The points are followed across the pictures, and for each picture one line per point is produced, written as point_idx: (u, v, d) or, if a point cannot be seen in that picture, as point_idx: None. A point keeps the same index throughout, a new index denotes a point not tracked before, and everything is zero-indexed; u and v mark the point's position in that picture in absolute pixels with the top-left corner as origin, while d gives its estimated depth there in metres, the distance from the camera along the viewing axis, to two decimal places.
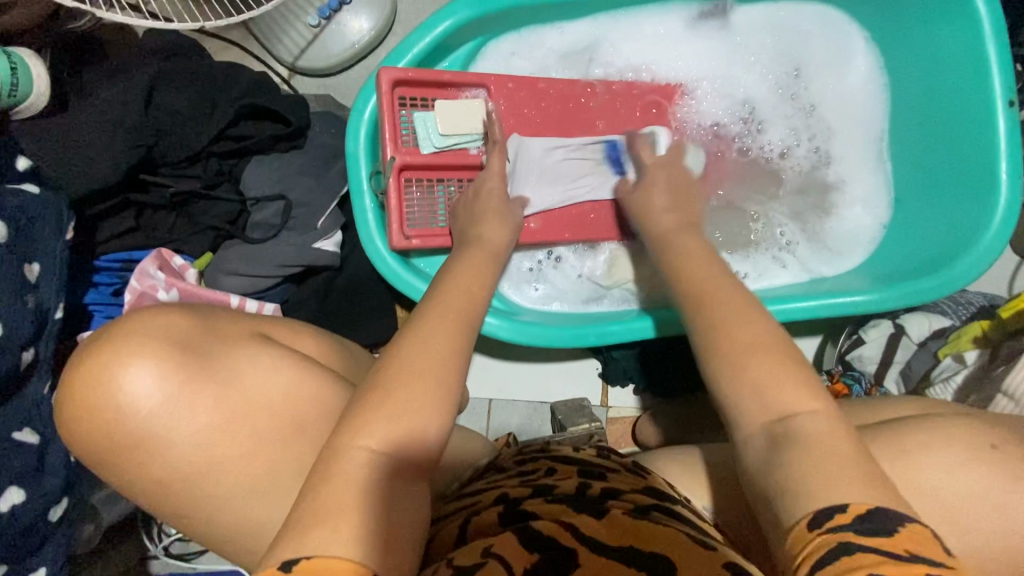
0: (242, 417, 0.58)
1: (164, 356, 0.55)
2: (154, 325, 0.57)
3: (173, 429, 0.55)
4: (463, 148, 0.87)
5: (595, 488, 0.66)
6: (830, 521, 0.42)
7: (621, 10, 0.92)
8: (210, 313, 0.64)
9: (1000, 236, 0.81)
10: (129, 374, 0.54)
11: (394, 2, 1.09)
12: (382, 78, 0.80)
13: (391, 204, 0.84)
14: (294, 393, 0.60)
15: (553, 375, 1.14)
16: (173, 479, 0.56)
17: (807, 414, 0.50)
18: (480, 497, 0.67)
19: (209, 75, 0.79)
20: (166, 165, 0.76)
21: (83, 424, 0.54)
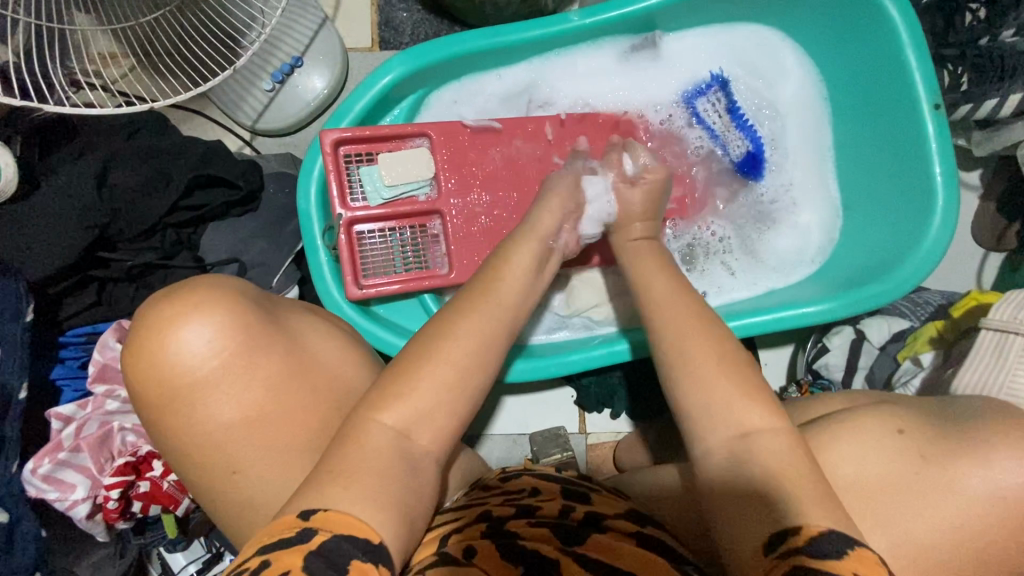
0: (303, 372, 0.69)
1: (245, 308, 0.67)
2: (236, 285, 0.70)
3: (247, 369, 0.66)
4: (411, 195, 0.90)
5: (578, 511, 0.67)
6: (784, 547, 0.50)
7: (556, 50, 0.96)
8: (272, 294, 0.75)
9: (939, 242, 0.83)
10: (207, 326, 0.65)
11: (345, 60, 1.14)
12: (325, 139, 0.85)
13: (345, 257, 0.87)
14: (343, 359, 0.73)
15: (529, 406, 1.14)
16: (231, 421, 0.65)
17: (764, 436, 0.56)
18: (463, 513, 0.67)
19: (161, 152, 0.83)
20: (124, 241, 0.80)
21: (162, 365, 0.64)
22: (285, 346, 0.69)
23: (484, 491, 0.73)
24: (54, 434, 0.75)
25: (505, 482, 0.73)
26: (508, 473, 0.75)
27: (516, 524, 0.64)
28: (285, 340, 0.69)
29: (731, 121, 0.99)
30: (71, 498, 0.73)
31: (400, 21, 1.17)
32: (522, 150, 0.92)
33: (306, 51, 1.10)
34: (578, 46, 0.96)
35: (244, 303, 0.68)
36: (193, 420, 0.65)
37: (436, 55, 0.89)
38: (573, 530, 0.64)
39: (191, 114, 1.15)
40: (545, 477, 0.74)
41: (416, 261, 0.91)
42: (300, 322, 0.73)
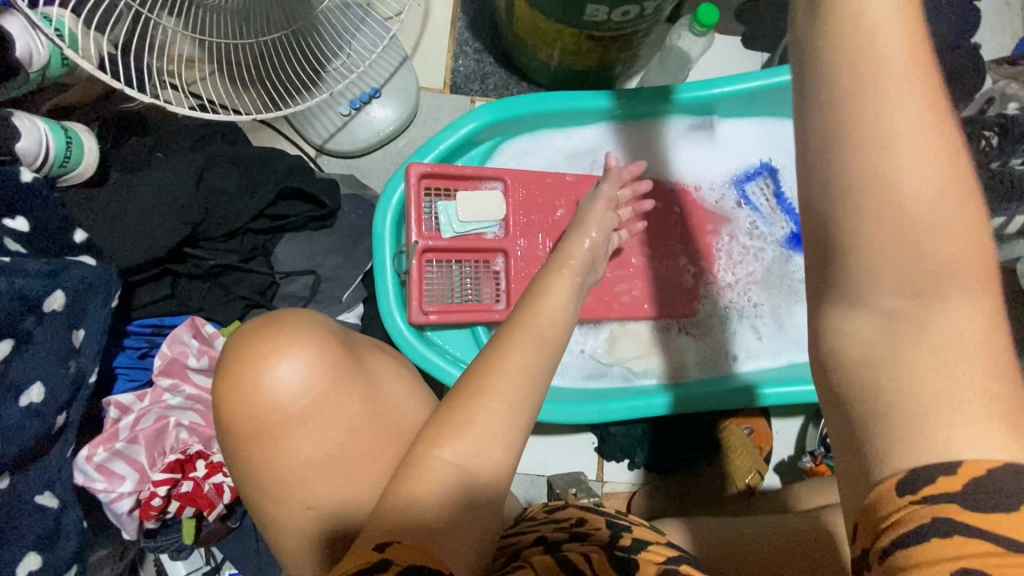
0: (382, 418, 0.61)
1: (323, 350, 0.59)
2: (316, 318, 0.62)
3: (319, 415, 0.58)
4: (480, 233, 0.95)
5: (626, 539, 0.67)
6: (927, 490, 0.39)
7: (623, 119, 1.05)
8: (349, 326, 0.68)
9: None
10: (300, 360, 0.58)
11: (417, 98, 1.21)
12: (411, 171, 0.88)
13: (412, 281, 0.89)
14: (424, 403, 0.65)
15: (551, 449, 1.16)
16: (291, 473, 0.58)
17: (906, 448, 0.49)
18: (519, 538, 0.69)
19: (254, 160, 0.87)
20: (206, 240, 0.82)
21: (245, 401, 0.57)
22: (367, 388, 0.61)
23: (534, 521, 0.75)
24: (110, 423, 0.75)
25: (553, 513, 0.75)
26: (552, 506, 0.78)
27: (570, 544, 0.66)
28: (368, 380, 0.61)
29: (777, 205, 1.09)
30: (117, 490, 0.72)
31: (471, 70, 1.25)
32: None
33: (384, 85, 1.17)
34: (642, 119, 1.05)
35: (334, 339, 0.61)
36: (261, 468, 0.58)
37: (521, 109, 0.97)
38: (623, 555, 0.64)
39: (260, 125, 1.19)
40: (591, 510, 0.75)
41: (476, 295, 0.95)
42: (381, 361, 0.65)
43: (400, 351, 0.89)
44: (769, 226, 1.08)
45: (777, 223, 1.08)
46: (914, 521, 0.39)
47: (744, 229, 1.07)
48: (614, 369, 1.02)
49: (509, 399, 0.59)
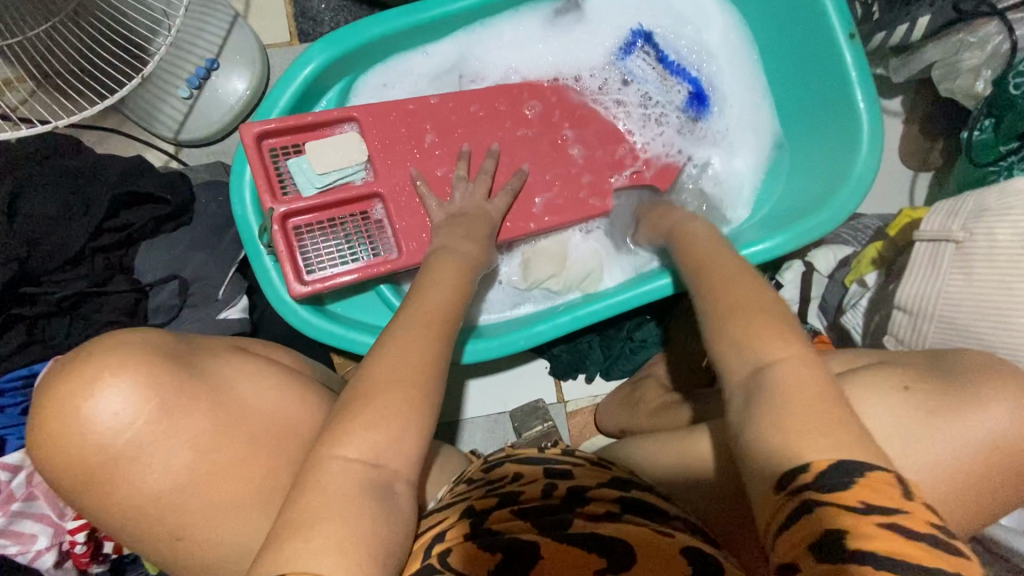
0: (236, 421, 0.58)
1: (145, 369, 0.54)
2: (132, 338, 0.56)
3: (165, 439, 0.53)
4: (347, 182, 0.86)
5: (561, 488, 0.64)
6: (795, 482, 0.45)
7: (479, 21, 0.94)
8: (187, 335, 0.63)
9: (869, 166, 0.84)
10: (120, 384, 0.52)
11: (265, 58, 1.09)
12: (246, 134, 0.80)
13: (282, 253, 0.81)
14: (284, 394, 0.62)
15: (506, 385, 1.14)
16: (148, 507, 0.54)
17: (782, 362, 0.51)
18: (448, 513, 0.62)
19: (77, 174, 0.78)
20: (48, 273, 0.75)
21: (66, 447, 0.51)
22: (212, 396, 0.57)
23: (466, 486, 0.69)
24: (0, 486, 0.69)
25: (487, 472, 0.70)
26: (489, 463, 0.72)
27: (500, 515, 0.59)
28: (210, 386, 0.57)
29: (665, 71, 1.00)
30: (34, 548, 0.70)
31: (317, 12, 1.12)
32: (461, 124, 0.90)
33: (220, 54, 1.04)
34: (500, 16, 0.95)
35: (159, 353, 0.56)
36: (113, 504, 0.53)
37: (358, 38, 0.86)
38: (557, 510, 0.60)
39: (106, 135, 1.08)
40: (525, 462, 0.71)
41: (365, 251, 0.88)
42: (228, 363, 0.61)
43: (302, 332, 0.85)
44: (664, 97, 1.00)
45: (670, 95, 1.00)
46: (795, 509, 0.44)
47: (636, 108, 1.00)
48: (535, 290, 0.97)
49: (384, 377, 0.56)
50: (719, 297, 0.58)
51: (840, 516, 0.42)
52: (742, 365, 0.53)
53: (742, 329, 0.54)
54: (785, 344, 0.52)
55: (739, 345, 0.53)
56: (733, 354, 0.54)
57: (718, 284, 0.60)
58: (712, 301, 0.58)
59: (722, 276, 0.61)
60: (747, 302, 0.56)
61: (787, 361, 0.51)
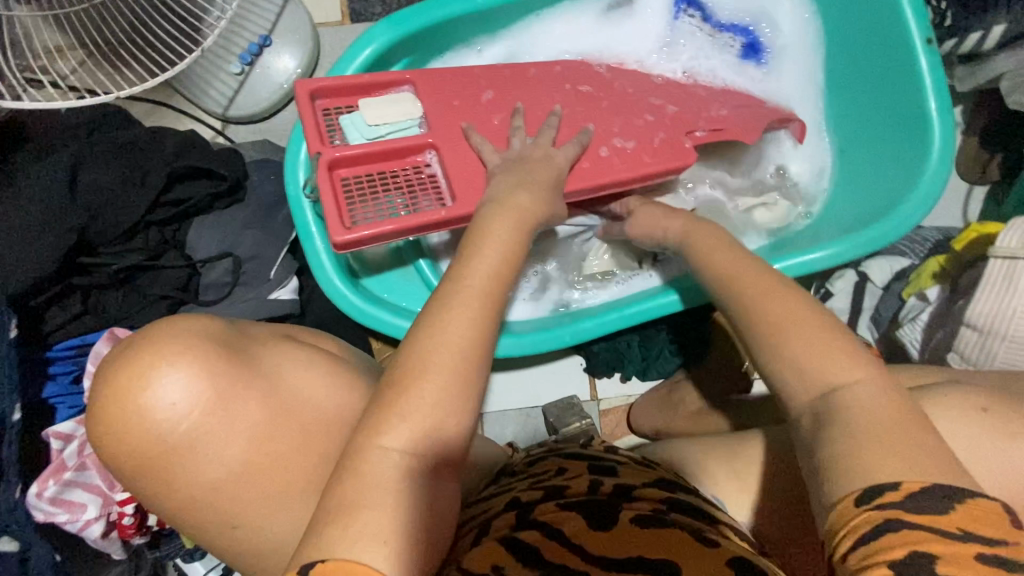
0: (288, 414, 0.57)
1: (198, 359, 0.53)
2: (183, 327, 0.55)
3: (222, 429, 0.53)
4: (401, 133, 0.79)
5: (607, 485, 0.61)
6: (875, 497, 0.42)
7: (535, 14, 0.93)
8: (238, 320, 0.63)
9: (938, 175, 0.81)
10: (177, 374, 0.51)
11: (317, 36, 1.07)
12: (301, 89, 0.77)
13: (324, 197, 0.73)
14: (332, 384, 0.61)
15: (541, 379, 1.13)
16: (207, 491, 0.54)
17: (854, 383, 0.49)
18: (490, 505, 0.63)
19: (135, 146, 0.78)
20: (105, 244, 0.75)
21: (126, 434, 0.51)
22: (265, 386, 0.56)
23: (510, 478, 0.69)
24: (55, 455, 0.70)
25: (530, 466, 0.70)
26: (533, 458, 0.72)
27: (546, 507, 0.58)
28: (263, 376, 0.57)
29: (713, 29, 0.96)
30: (83, 518, 0.70)
31: None
32: (518, 92, 0.85)
33: (273, 30, 1.03)
34: (555, 8, 0.93)
35: (211, 341, 0.55)
36: (176, 479, 0.53)
37: (418, 21, 0.85)
38: (601, 505, 0.58)
39: (154, 107, 1.07)
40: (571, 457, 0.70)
41: (416, 207, 0.77)
42: (279, 349, 0.61)
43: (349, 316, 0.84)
44: (733, 76, 0.96)
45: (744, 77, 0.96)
46: (868, 527, 0.42)
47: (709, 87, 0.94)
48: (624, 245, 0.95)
49: (446, 361, 0.51)
50: (778, 306, 0.54)
51: (929, 538, 0.40)
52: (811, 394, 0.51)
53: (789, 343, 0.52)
54: (858, 364, 0.50)
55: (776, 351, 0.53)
56: (796, 379, 0.51)
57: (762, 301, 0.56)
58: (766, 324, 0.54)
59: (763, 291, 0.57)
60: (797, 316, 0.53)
61: (858, 383, 0.49)
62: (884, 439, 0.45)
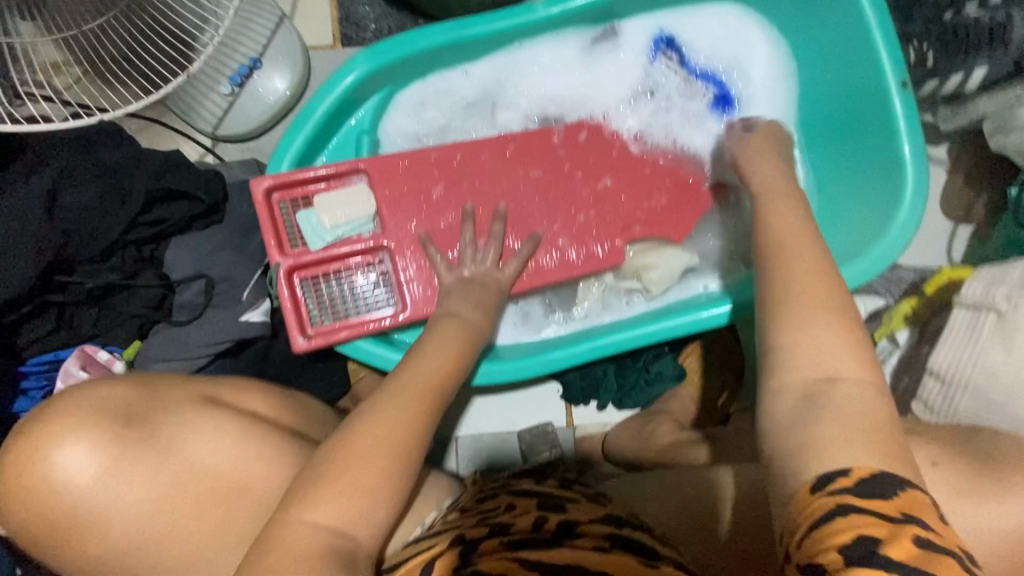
0: (189, 482, 0.59)
1: (96, 430, 0.56)
2: (87, 397, 0.59)
3: (116, 500, 0.56)
4: (355, 233, 0.83)
5: (552, 522, 0.61)
6: (832, 484, 0.43)
7: (520, 42, 0.93)
8: (153, 381, 0.64)
9: (911, 220, 0.81)
10: (77, 448, 0.55)
11: (307, 60, 1.10)
12: (256, 187, 0.78)
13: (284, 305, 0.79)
14: (241, 455, 0.61)
15: (519, 405, 1.12)
16: (117, 555, 0.57)
17: (852, 380, 0.49)
18: (435, 540, 0.62)
19: (116, 166, 0.79)
20: (81, 264, 0.76)
21: (33, 502, 0.55)
22: (161, 456, 0.59)
23: (459, 515, 0.69)
24: None
25: (479, 505, 0.69)
26: (483, 496, 0.72)
27: (488, 546, 0.58)
28: (160, 448, 0.59)
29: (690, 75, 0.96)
30: None
31: (360, 16, 1.13)
32: None
33: (264, 53, 1.05)
34: (539, 38, 0.93)
35: (112, 413, 0.58)
36: (85, 543, 0.56)
37: (400, 50, 0.86)
38: (546, 543, 0.57)
39: (147, 124, 1.10)
40: (521, 494, 0.70)
41: (368, 305, 0.83)
42: (188, 418, 0.62)
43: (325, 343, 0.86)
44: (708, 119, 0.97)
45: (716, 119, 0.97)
46: (823, 508, 0.43)
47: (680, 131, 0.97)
48: (632, 267, 0.92)
49: (382, 445, 0.54)
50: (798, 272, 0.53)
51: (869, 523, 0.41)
52: (816, 371, 0.49)
53: (803, 313, 0.51)
54: (864, 366, 0.49)
55: (785, 311, 0.52)
56: (808, 356, 0.50)
57: (793, 265, 0.54)
58: (778, 290, 0.53)
59: (787, 249, 0.56)
60: (816, 282, 0.52)
61: (856, 382, 0.49)
62: (854, 429, 0.46)
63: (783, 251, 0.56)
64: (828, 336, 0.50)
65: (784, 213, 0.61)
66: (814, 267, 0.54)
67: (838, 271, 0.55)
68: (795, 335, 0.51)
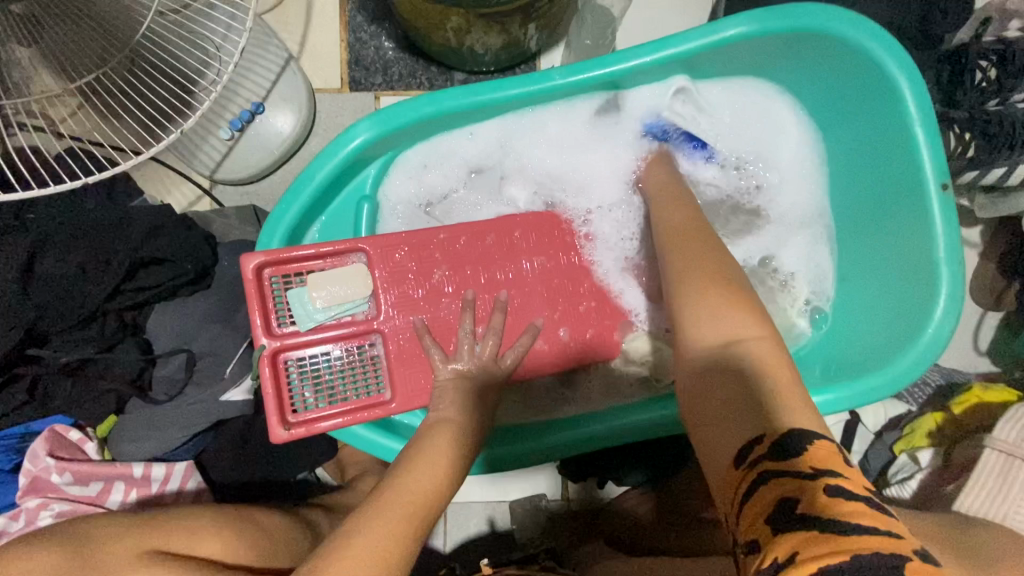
0: None
1: None
2: (23, 568, 0.56)
3: None
4: (348, 315, 0.77)
5: None
6: (752, 454, 0.45)
7: (530, 108, 0.88)
8: (94, 533, 0.61)
9: (943, 332, 0.75)
10: None
11: (313, 105, 1.05)
12: (245, 265, 0.73)
13: (266, 392, 0.73)
14: None
15: (513, 477, 1.05)
16: None
17: (754, 340, 0.54)
18: None
19: (100, 226, 0.74)
20: (57, 334, 0.72)
21: None
22: None
23: None
24: None
25: None
26: None
27: None
28: None
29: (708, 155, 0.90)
30: None
31: (371, 61, 1.08)
32: None
33: (267, 97, 1.01)
34: (551, 105, 0.88)
35: None
36: None
37: (404, 118, 0.81)
38: None
39: (143, 162, 1.06)
40: None
41: (357, 390, 0.78)
42: None
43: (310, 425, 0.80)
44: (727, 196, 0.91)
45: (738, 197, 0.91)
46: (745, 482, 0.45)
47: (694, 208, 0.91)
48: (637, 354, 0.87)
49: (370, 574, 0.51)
50: (697, 271, 0.62)
51: (786, 484, 0.42)
52: (717, 337, 0.56)
53: (701, 306, 0.59)
54: (758, 323, 0.56)
55: (690, 301, 0.60)
56: (710, 329, 0.57)
57: (688, 263, 0.64)
58: (681, 286, 0.62)
59: (685, 247, 0.66)
60: (713, 281, 0.60)
61: (757, 340, 0.54)
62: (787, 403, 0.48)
63: (686, 256, 0.65)
64: (733, 321, 0.56)
65: (690, 228, 0.70)
66: (712, 268, 0.62)
67: (734, 268, 0.64)
68: (701, 321, 0.58)
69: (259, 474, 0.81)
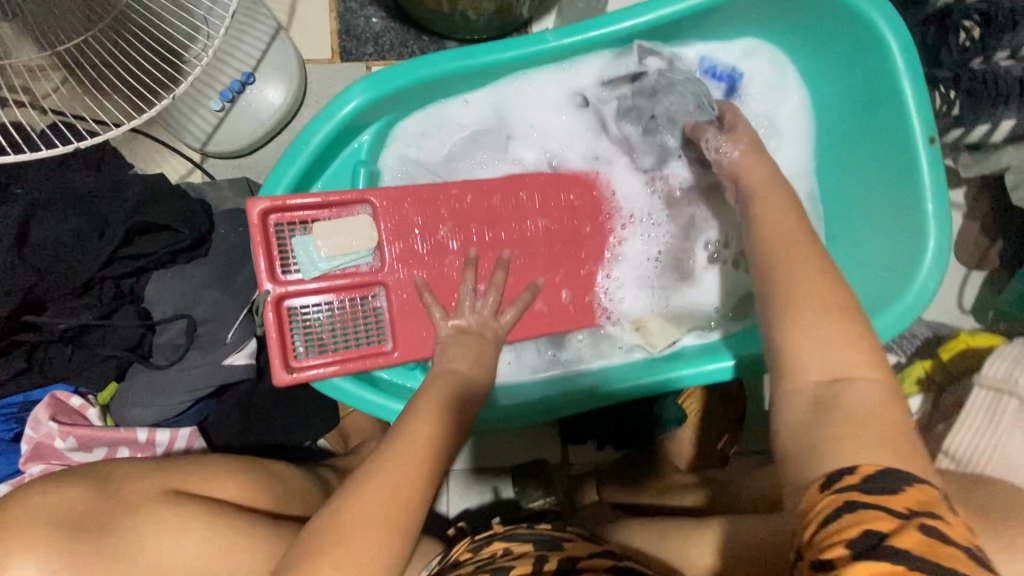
0: None
1: (51, 545, 0.52)
2: (39, 504, 0.54)
3: None
4: (353, 265, 0.78)
5: (551, 563, 0.62)
6: (840, 482, 0.43)
7: (525, 72, 0.88)
8: (114, 474, 0.60)
9: (931, 281, 0.77)
10: (33, 561, 0.51)
11: (304, 76, 1.04)
12: (251, 209, 0.73)
13: (271, 337, 0.74)
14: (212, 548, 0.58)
15: (514, 441, 1.07)
16: None
17: (866, 378, 0.49)
18: None
19: (95, 194, 0.74)
20: (54, 300, 0.72)
21: None
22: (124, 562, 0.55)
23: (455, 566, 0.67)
24: None
25: (476, 553, 0.68)
26: (477, 544, 0.70)
27: None
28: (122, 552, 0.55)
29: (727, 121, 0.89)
30: None
31: (362, 31, 1.07)
32: None
33: (257, 67, 1.00)
34: (546, 69, 0.88)
35: (71, 520, 0.54)
36: None
37: (400, 82, 0.80)
38: None
39: (133, 136, 1.05)
40: (516, 538, 0.69)
41: (360, 338, 0.79)
42: (148, 517, 0.57)
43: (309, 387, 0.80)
44: None
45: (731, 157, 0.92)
46: (830, 508, 0.42)
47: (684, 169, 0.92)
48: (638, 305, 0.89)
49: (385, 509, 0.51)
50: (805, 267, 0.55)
51: (878, 520, 0.40)
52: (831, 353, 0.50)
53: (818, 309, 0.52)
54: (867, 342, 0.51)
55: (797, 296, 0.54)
56: (817, 356, 0.50)
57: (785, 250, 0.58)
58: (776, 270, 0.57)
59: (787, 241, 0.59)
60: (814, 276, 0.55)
61: (866, 376, 0.49)
62: (863, 428, 0.45)
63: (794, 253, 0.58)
64: (852, 346, 0.50)
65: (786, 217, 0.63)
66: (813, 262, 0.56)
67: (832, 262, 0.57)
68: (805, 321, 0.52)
69: (262, 439, 0.81)
